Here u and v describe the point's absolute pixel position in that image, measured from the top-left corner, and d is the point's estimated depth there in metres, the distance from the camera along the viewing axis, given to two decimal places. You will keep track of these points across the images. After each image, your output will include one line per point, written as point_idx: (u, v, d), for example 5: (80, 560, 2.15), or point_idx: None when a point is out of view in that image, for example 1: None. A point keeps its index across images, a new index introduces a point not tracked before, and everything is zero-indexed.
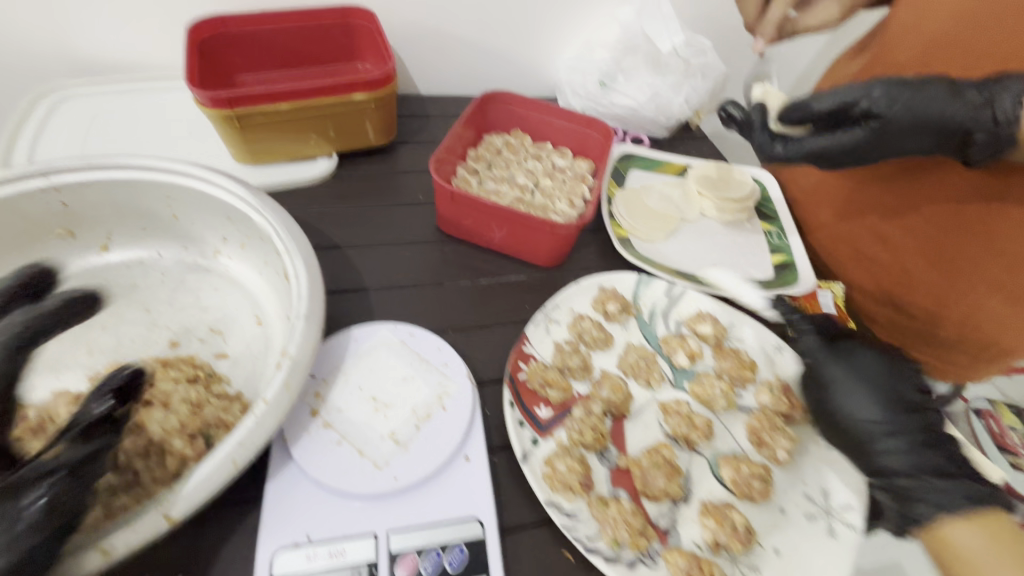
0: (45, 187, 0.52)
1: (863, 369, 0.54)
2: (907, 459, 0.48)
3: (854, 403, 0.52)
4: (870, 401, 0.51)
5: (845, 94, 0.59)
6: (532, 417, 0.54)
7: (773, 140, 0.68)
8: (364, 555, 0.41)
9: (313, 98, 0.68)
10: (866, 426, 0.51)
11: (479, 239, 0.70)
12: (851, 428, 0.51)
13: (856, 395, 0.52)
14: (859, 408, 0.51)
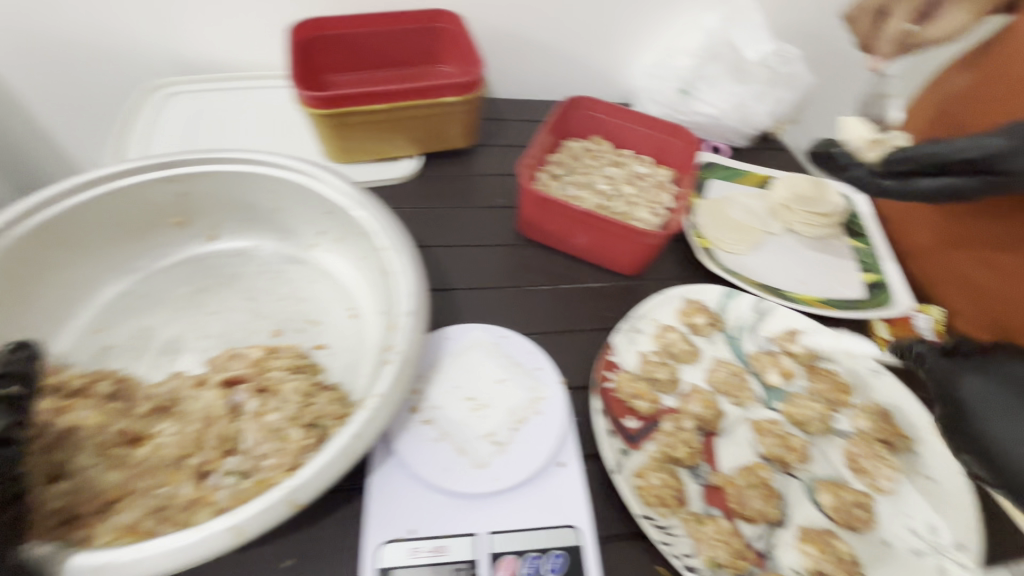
0: (168, 177, 0.55)
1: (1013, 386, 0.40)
2: None
3: None
4: None
5: (979, 144, 0.53)
6: (621, 428, 0.53)
7: (876, 176, 0.62)
8: (466, 554, 0.41)
9: (406, 100, 0.70)
10: None
11: (561, 244, 0.70)
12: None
13: None
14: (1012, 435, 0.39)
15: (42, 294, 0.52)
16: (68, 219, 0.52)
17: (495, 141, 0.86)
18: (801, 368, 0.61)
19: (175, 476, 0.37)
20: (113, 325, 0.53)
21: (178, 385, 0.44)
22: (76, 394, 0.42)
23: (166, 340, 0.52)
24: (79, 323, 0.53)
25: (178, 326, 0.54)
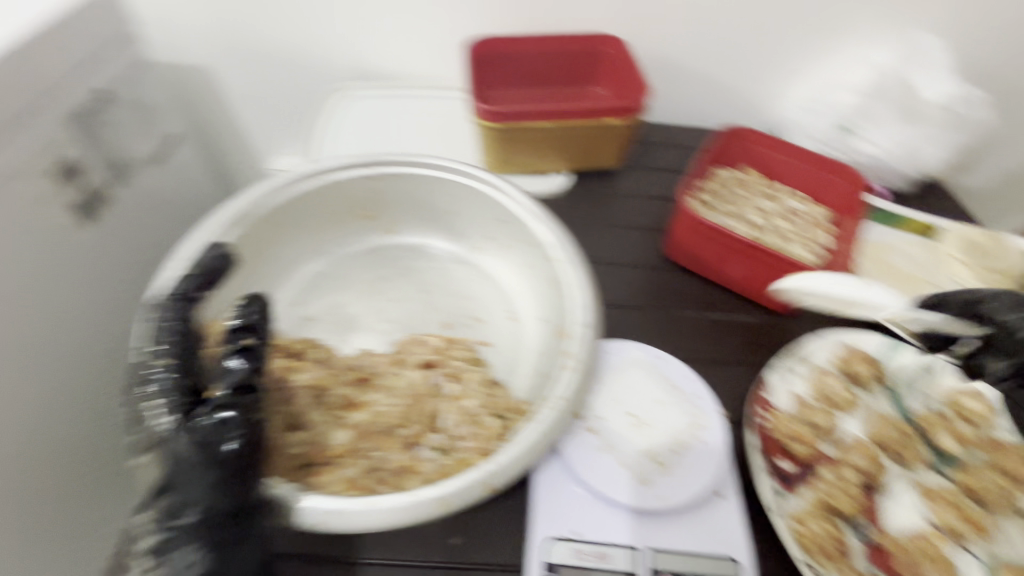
0: (371, 174, 0.61)
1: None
2: None
3: None
4: None
5: None
6: (776, 468, 0.52)
7: None
8: (628, 565, 0.43)
9: (572, 119, 0.73)
10: None
11: (710, 273, 0.70)
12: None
13: None
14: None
15: (262, 266, 0.59)
16: (292, 202, 0.59)
17: (640, 163, 0.87)
18: (981, 438, 0.55)
19: (388, 443, 0.42)
20: (311, 300, 0.60)
21: (376, 361, 0.49)
22: (300, 358, 0.48)
23: (354, 319, 0.59)
24: (285, 295, 0.60)
25: (364, 308, 0.60)
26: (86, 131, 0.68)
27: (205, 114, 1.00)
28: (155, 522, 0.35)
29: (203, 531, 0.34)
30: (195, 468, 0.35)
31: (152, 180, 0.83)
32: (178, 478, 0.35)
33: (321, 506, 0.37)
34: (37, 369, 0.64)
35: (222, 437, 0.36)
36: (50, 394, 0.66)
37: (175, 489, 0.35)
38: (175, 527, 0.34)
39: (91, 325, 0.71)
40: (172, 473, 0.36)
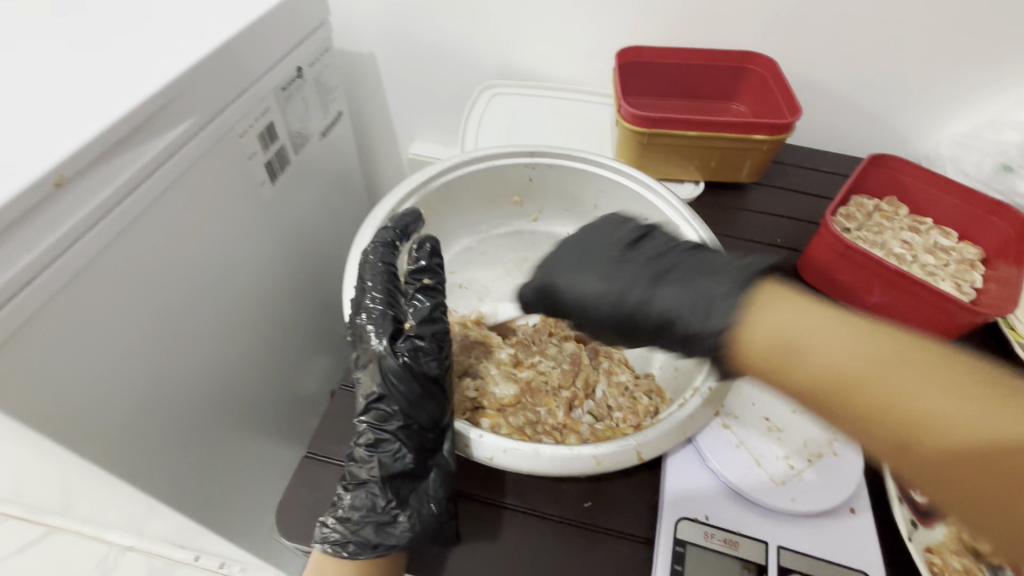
0: (529, 162, 0.66)
1: (568, 259, 0.50)
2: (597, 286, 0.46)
3: (583, 275, 0.47)
4: (592, 278, 0.46)
5: None
6: (910, 499, 0.51)
7: None
8: (755, 557, 0.44)
9: (717, 132, 0.75)
10: (601, 298, 0.46)
11: (847, 299, 0.69)
12: (581, 312, 0.47)
13: (582, 276, 0.47)
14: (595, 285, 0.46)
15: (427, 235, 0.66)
16: (458, 180, 0.64)
17: (772, 182, 0.87)
18: None
19: (550, 402, 0.46)
20: (462, 270, 0.67)
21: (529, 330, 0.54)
22: (466, 320, 0.56)
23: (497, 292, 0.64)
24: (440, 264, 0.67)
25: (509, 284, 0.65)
26: (283, 104, 0.79)
27: (365, 100, 1.11)
28: (370, 425, 0.46)
29: (406, 438, 0.46)
30: (405, 392, 0.46)
31: (319, 153, 0.94)
32: (392, 399, 0.46)
33: (496, 443, 0.42)
34: (229, 302, 0.74)
35: (430, 364, 0.48)
36: (235, 325, 0.77)
37: (388, 406, 0.46)
38: (387, 434, 0.46)
39: (265, 270, 0.82)
40: (387, 391, 0.46)
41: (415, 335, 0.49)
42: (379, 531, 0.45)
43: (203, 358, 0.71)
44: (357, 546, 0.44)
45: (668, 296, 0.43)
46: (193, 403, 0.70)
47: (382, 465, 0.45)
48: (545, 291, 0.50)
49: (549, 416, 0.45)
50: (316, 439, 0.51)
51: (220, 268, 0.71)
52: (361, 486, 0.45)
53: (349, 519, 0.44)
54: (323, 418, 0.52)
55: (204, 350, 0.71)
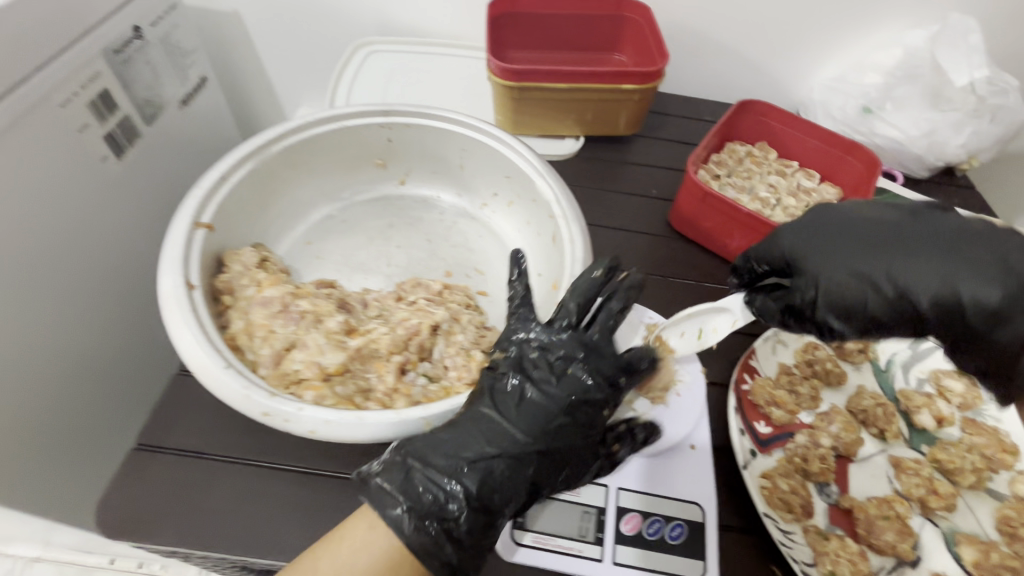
0: (384, 123, 0.63)
1: (821, 225, 0.46)
2: (920, 283, 0.39)
3: (827, 264, 0.43)
4: (842, 268, 0.42)
5: None
6: (752, 430, 0.53)
7: None
8: (595, 501, 0.47)
9: (587, 82, 0.73)
10: (844, 286, 0.42)
11: (714, 244, 0.70)
12: (843, 294, 0.42)
13: (831, 267, 0.43)
14: (842, 270, 0.42)
15: (277, 203, 0.61)
16: (306, 144, 0.60)
17: (655, 134, 0.87)
18: (958, 416, 0.56)
19: (382, 367, 0.45)
20: (319, 241, 0.63)
21: (380, 297, 0.53)
22: (297, 289, 0.49)
23: (360, 260, 0.61)
24: (295, 234, 0.63)
25: (370, 252, 0.62)
26: (119, 68, 0.69)
27: (235, 63, 1.01)
28: (462, 490, 0.38)
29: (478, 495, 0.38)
30: (600, 408, 0.44)
31: (182, 126, 0.85)
32: (544, 395, 0.43)
33: (316, 416, 0.40)
34: (99, 297, 0.66)
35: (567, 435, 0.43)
36: (114, 323, 0.69)
37: (546, 408, 0.43)
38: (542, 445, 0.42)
39: (138, 258, 0.73)
40: (531, 383, 0.44)
41: (607, 352, 0.46)
42: (482, 535, 0.38)
43: (80, 357, 0.64)
44: (453, 549, 0.37)
45: (992, 285, 0.37)
46: (76, 408, 0.63)
47: (520, 468, 0.41)
48: (817, 270, 0.43)
49: (378, 383, 0.44)
50: (146, 429, 0.48)
51: (79, 259, 0.63)
52: (466, 485, 0.38)
53: (462, 521, 0.37)
54: (158, 406, 0.49)
55: (80, 347, 0.64)
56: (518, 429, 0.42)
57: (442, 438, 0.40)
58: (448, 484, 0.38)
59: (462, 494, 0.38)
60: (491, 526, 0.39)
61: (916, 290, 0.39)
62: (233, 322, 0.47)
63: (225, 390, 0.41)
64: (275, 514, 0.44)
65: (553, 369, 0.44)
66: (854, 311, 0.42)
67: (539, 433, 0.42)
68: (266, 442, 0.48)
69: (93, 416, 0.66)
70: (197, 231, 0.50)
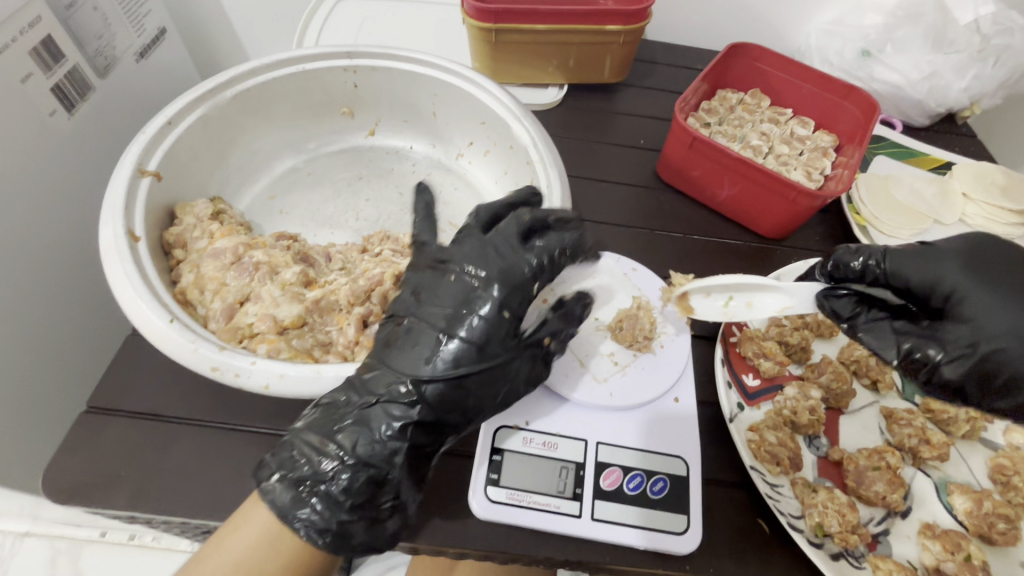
0: (346, 67, 0.58)
1: (992, 265, 0.37)
2: None
3: (1007, 320, 0.34)
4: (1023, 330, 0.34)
5: None
6: (739, 383, 0.51)
7: None
8: (573, 456, 0.45)
9: (568, 23, 0.68)
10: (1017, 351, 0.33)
11: (701, 195, 0.67)
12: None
13: (1007, 325, 0.34)
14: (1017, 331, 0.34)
15: (233, 154, 0.58)
16: (263, 90, 0.56)
17: (642, 83, 0.82)
18: None
19: (343, 321, 0.43)
20: (284, 195, 0.59)
21: (344, 250, 0.50)
22: (251, 241, 0.47)
23: (327, 216, 0.58)
24: (258, 188, 0.59)
25: (337, 206, 0.59)
26: (64, 15, 0.62)
27: (195, 12, 0.93)
28: (337, 450, 0.36)
29: (361, 451, 0.36)
30: (495, 320, 0.39)
31: (140, 81, 0.78)
32: (422, 324, 0.39)
33: (270, 369, 0.37)
34: (44, 259, 0.62)
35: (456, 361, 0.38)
36: (64, 289, 0.65)
37: (426, 338, 0.39)
38: (430, 380, 0.37)
39: (91, 221, 0.69)
40: (411, 315, 0.40)
41: (503, 256, 0.41)
42: (370, 492, 0.36)
43: (30, 327, 0.60)
44: (332, 512, 0.35)
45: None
46: (31, 380, 0.60)
47: (405, 411, 0.37)
48: (1004, 326, 0.34)
49: (339, 336, 0.42)
50: (98, 392, 0.45)
51: (20, 221, 0.58)
52: (340, 445, 0.36)
53: (339, 482, 0.35)
54: (109, 367, 0.46)
55: (31, 314, 0.60)
56: (400, 372, 0.38)
57: (328, 400, 0.37)
58: (325, 449, 0.36)
59: (341, 456, 0.36)
60: (380, 480, 0.36)
61: None
62: (183, 276, 0.44)
63: (172, 345, 0.38)
64: (236, 475, 0.41)
65: (431, 289, 0.41)
66: (1021, 387, 0.34)
67: (422, 370, 0.38)
68: (225, 402, 0.45)
69: (53, 387, 0.62)
70: (143, 179, 0.47)
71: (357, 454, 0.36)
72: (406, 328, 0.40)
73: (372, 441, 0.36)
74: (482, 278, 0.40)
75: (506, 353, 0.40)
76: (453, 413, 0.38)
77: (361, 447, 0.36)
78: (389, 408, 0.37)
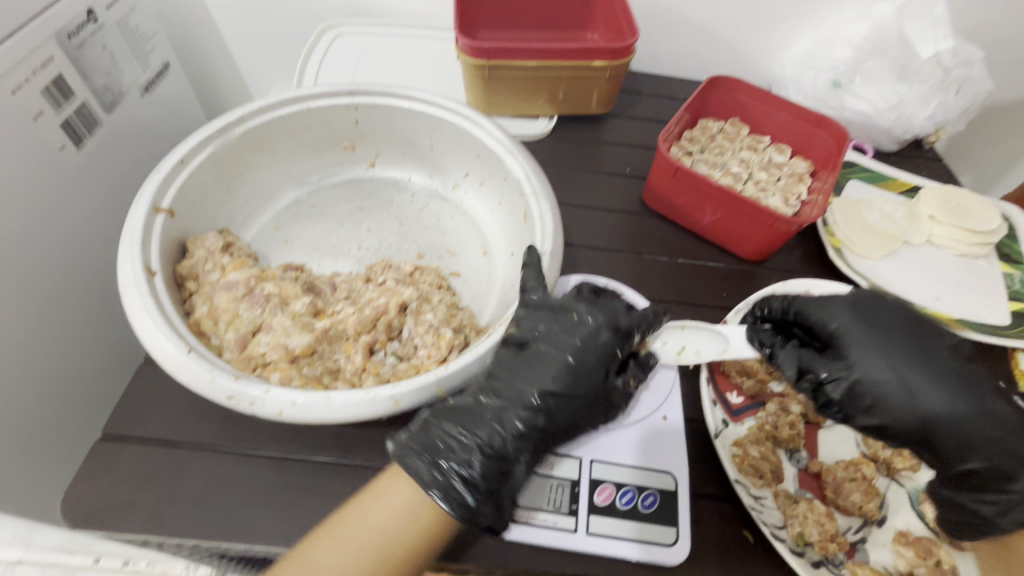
0: (349, 104, 0.62)
1: (870, 313, 0.47)
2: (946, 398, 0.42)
3: (871, 351, 0.45)
4: (883, 361, 0.44)
5: None
6: (724, 400, 0.54)
7: None
8: (568, 473, 0.47)
9: (558, 58, 0.72)
10: (875, 375, 0.44)
11: (685, 220, 0.71)
12: (881, 384, 0.43)
13: (873, 355, 0.44)
14: (879, 361, 0.44)
15: (240, 188, 0.60)
16: (270, 127, 0.59)
17: (628, 113, 0.86)
18: None
19: (350, 348, 0.45)
20: (288, 226, 0.62)
21: (349, 279, 0.53)
22: (262, 273, 0.49)
23: (331, 245, 0.61)
24: (263, 219, 0.62)
25: (340, 236, 0.62)
26: (75, 55, 0.65)
27: (196, 47, 0.97)
28: (479, 442, 0.41)
29: (498, 445, 0.42)
30: (606, 353, 0.46)
31: (144, 113, 0.81)
32: (551, 347, 0.45)
33: (283, 397, 0.40)
34: (53, 288, 0.63)
35: (574, 379, 0.45)
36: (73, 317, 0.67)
37: (552, 360, 0.45)
38: (552, 394, 0.44)
39: (97, 250, 0.70)
40: (534, 338, 0.46)
41: (604, 306, 0.48)
42: (497, 481, 0.41)
43: (40, 357, 0.61)
44: (471, 492, 0.40)
45: (995, 434, 0.41)
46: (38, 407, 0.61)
47: (530, 418, 0.43)
48: (869, 362, 0.44)
49: (346, 363, 0.44)
50: (113, 420, 0.47)
51: (30, 252, 0.60)
52: (480, 441, 0.42)
53: (475, 467, 0.41)
54: (123, 395, 0.48)
55: (40, 342, 0.61)
56: (529, 385, 0.44)
57: (464, 404, 0.43)
58: (467, 441, 0.41)
59: (482, 447, 0.41)
60: (505, 473, 0.42)
61: (933, 402, 0.42)
62: (197, 307, 0.47)
63: (190, 374, 0.41)
64: (248, 496, 0.44)
65: (550, 317, 0.47)
66: (879, 404, 0.43)
67: (550, 382, 0.44)
68: (236, 427, 0.47)
69: (59, 413, 0.64)
70: (158, 216, 0.49)
71: (496, 447, 0.42)
72: (533, 350, 0.45)
73: (505, 438, 0.42)
74: (596, 317, 0.46)
75: (602, 385, 0.45)
76: (562, 427, 0.45)
77: (497, 441, 0.42)
78: (522, 412, 0.43)
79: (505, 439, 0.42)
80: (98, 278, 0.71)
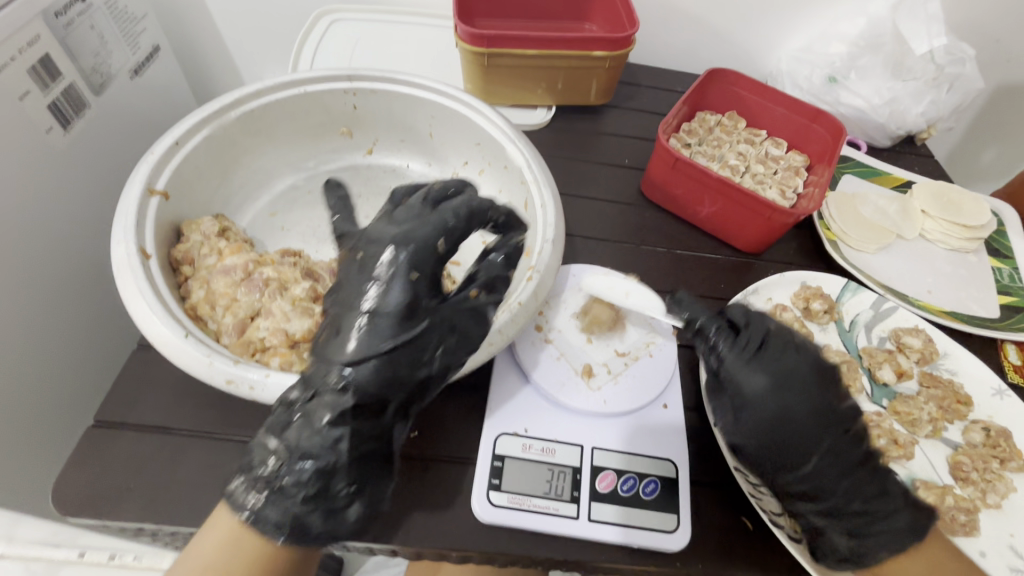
0: (347, 89, 0.61)
1: (794, 358, 0.45)
2: (825, 451, 0.43)
3: (784, 390, 0.44)
4: (792, 402, 0.43)
5: None
6: None
7: None
8: (570, 461, 0.47)
9: (558, 48, 0.72)
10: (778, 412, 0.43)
11: (683, 212, 0.71)
12: (783, 419, 0.43)
13: (785, 394, 0.43)
14: (791, 401, 0.43)
15: (236, 173, 0.59)
16: (265, 110, 0.58)
17: (626, 104, 0.86)
18: (916, 371, 0.59)
19: None
20: (284, 212, 0.61)
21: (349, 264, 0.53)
22: (260, 258, 0.49)
23: (328, 231, 0.60)
24: (258, 205, 0.61)
25: None
26: (62, 34, 0.63)
27: (184, 28, 0.94)
28: (280, 452, 0.37)
29: (310, 451, 0.37)
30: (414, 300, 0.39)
31: (133, 97, 0.79)
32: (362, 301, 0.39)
33: (285, 382, 0.39)
34: (40, 273, 0.61)
35: (387, 342, 0.38)
36: (63, 302, 0.65)
37: (372, 328, 0.38)
38: (352, 364, 0.37)
39: (84, 236, 0.69)
40: (342, 303, 0.40)
41: (419, 223, 0.41)
42: (319, 483, 0.37)
43: (26, 345, 0.59)
44: (282, 506, 0.37)
45: (849, 486, 0.43)
46: (23, 398, 0.59)
47: (339, 401, 0.37)
48: (779, 401, 0.43)
49: None
50: (104, 406, 0.46)
51: (17, 238, 0.58)
52: (286, 441, 0.37)
53: (290, 477, 0.37)
54: (116, 382, 0.47)
55: (31, 328, 0.60)
56: (331, 361, 0.38)
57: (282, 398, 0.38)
58: (275, 450, 0.37)
59: (293, 456, 0.37)
60: (327, 471, 0.37)
61: (813, 450, 0.43)
62: (194, 292, 0.46)
63: (188, 359, 0.40)
64: None
65: (357, 270, 0.40)
66: (776, 437, 0.43)
67: (361, 354, 0.37)
68: (234, 414, 0.46)
69: (52, 400, 0.63)
70: (152, 198, 0.48)
71: (303, 452, 0.37)
72: (332, 316, 0.40)
73: (318, 442, 0.37)
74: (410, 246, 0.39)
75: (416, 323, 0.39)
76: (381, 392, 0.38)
77: (309, 447, 0.37)
78: (325, 396, 0.37)
79: (321, 435, 0.37)
80: (88, 265, 0.69)
